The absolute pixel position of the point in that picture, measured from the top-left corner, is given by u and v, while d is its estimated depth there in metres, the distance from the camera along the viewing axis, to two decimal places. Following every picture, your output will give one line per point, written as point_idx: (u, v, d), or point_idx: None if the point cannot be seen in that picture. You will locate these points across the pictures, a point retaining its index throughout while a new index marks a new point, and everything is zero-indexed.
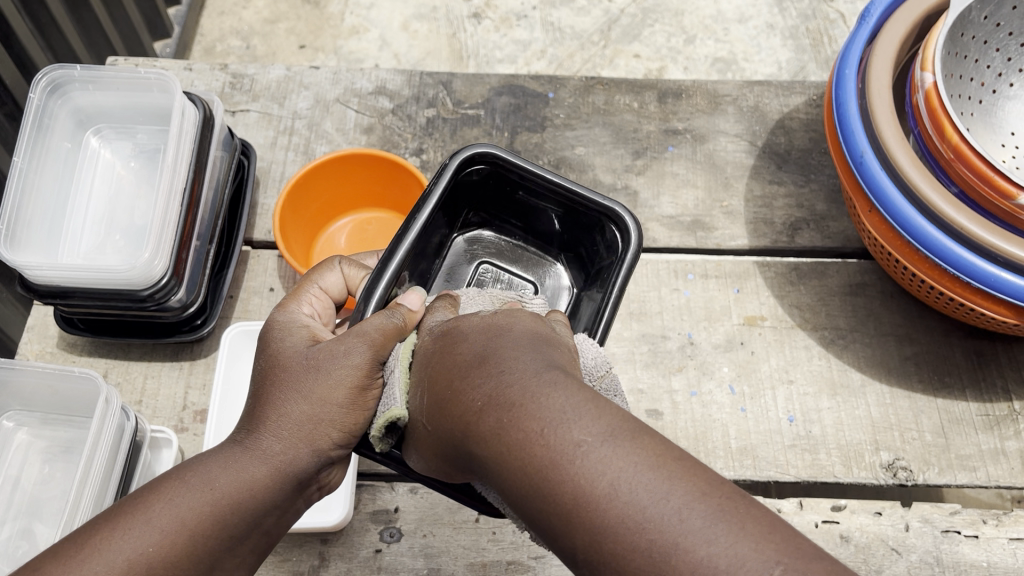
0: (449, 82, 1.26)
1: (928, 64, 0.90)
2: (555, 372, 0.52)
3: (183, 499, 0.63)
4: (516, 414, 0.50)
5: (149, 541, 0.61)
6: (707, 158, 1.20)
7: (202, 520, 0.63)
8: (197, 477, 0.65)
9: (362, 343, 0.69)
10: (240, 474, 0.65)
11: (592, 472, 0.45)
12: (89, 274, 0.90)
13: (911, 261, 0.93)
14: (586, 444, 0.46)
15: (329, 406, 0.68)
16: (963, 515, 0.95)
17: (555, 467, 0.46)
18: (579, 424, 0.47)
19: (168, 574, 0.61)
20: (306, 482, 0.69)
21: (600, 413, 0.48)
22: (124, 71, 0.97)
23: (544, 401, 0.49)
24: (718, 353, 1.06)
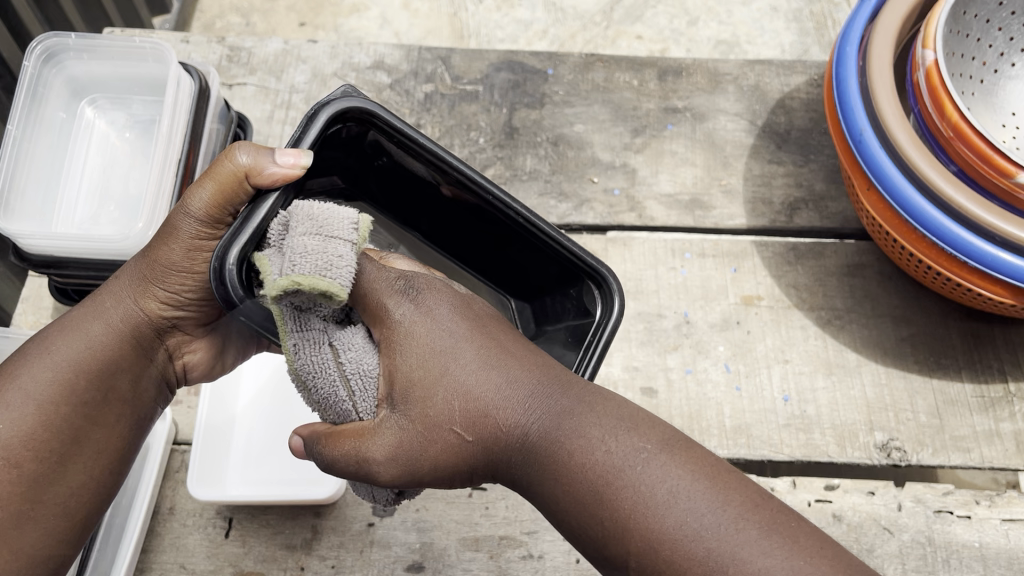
0: (449, 57, 1.25)
1: (928, 41, 0.90)
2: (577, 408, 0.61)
3: (29, 376, 0.74)
4: (554, 439, 0.60)
5: (2, 419, 0.71)
6: (706, 137, 1.19)
7: (51, 394, 0.73)
8: (38, 351, 0.75)
9: (186, 217, 0.74)
10: (85, 341, 0.76)
11: (626, 477, 0.57)
12: (83, 244, 0.89)
13: (908, 241, 0.92)
14: (630, 457, 0.58)
15: (161, 270, 0.77)
16: (955, 496, 0.96)
17: (612, 484, 0.57)
18: (616, 446, 0.59)
19: (23, 447, 0.72)
20: (140, 336, 0.80)
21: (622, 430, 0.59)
22: (119, 39, 0.96)
23: (580, 434, 0.59)
24: (714, 333, 1.06)
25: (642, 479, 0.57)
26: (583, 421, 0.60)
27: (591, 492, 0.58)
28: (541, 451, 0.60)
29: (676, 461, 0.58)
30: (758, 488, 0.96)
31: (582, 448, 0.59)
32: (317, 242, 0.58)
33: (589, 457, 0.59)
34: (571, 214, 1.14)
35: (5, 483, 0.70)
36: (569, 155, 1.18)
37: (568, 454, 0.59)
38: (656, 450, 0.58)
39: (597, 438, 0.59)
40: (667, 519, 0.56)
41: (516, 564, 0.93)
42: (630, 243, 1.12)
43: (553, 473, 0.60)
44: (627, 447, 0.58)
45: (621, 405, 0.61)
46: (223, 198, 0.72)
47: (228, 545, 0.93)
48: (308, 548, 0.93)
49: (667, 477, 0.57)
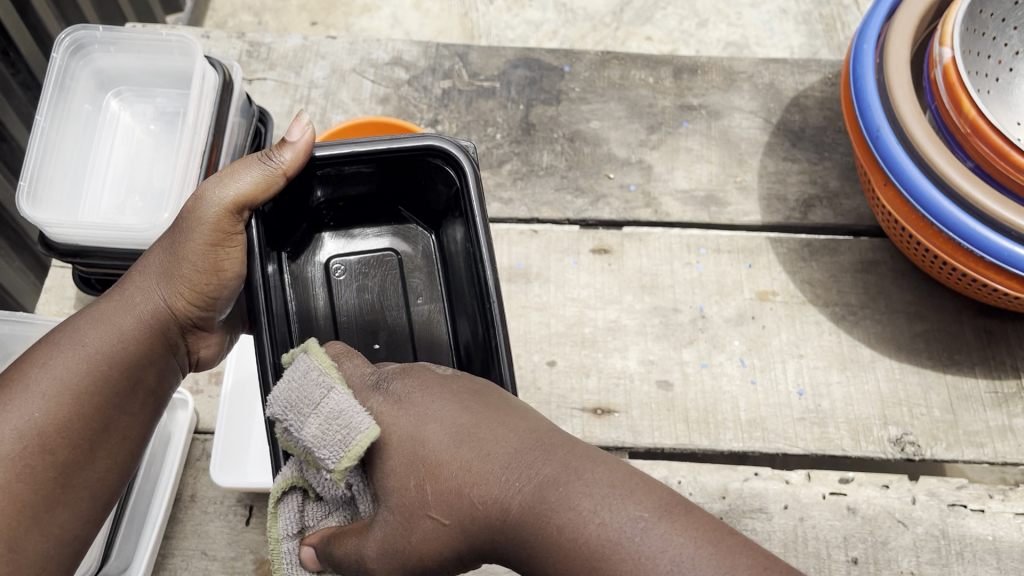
0: (466, 54, 1.26)
1: (946, 38, 0.91)
2: (546, 470, 0.60)
3: (59, 364, 0.75)
4: (534, 515, 0.59)
5: (35, 409, 0.72)
6: (721, 134, 1.20)
7: (84, 381, 0.75)
8: (71, 340, 0.77)
9: (209, 206, 0.77)
10: (113, 333, 0.78)
11: (618, 548, 0.55)
12: (110, 233, 0.91)
13: (925, 236, 0.93)
14: (610, 526, 0.56)
15: (186, 265, 0.79)
16: (969, 490, 0.96)
17: (607, 561, 0.55)
18: (605, 521, 0.56)
19: (60, 436, 0.72)
20: (165, 336, 0.81)
21: (612, 494, 0.57)
22: (145, 32, 0.97)
23: (563, 511, 0.57)
24: (730, 327, 1.07)
25: (638, 554, 0.54)
26: (562, 481, 0.58)
27: (591, 567, 0.55)
28: (517, 525, 0.59)
29: (679, 531, 0.55)
30: (773, 480, 0.97)
31: (569, 523, 0.57)
32: (319, 395, 0.64)
33: (572, 535, 0.56)
34: (587, 209, 1.15)
35: (36, 467, 0.70)
36: (585, 150, 1.19)
37: (540, 512, 0.58)
38: (641, 505, 0.56)
39: (582, 508, 0.57)
40: (636, 562, 0.54)
41: None
42: (646, 238, 1.13)
43: (539, 543, 0.58)
44: (610, 513, 0.56)
45: (590, 461, 0.60)
46: (248, 195, 0.79)
47: (249, 533, 0.94)
48: None
49: (668, 551, 0.54)
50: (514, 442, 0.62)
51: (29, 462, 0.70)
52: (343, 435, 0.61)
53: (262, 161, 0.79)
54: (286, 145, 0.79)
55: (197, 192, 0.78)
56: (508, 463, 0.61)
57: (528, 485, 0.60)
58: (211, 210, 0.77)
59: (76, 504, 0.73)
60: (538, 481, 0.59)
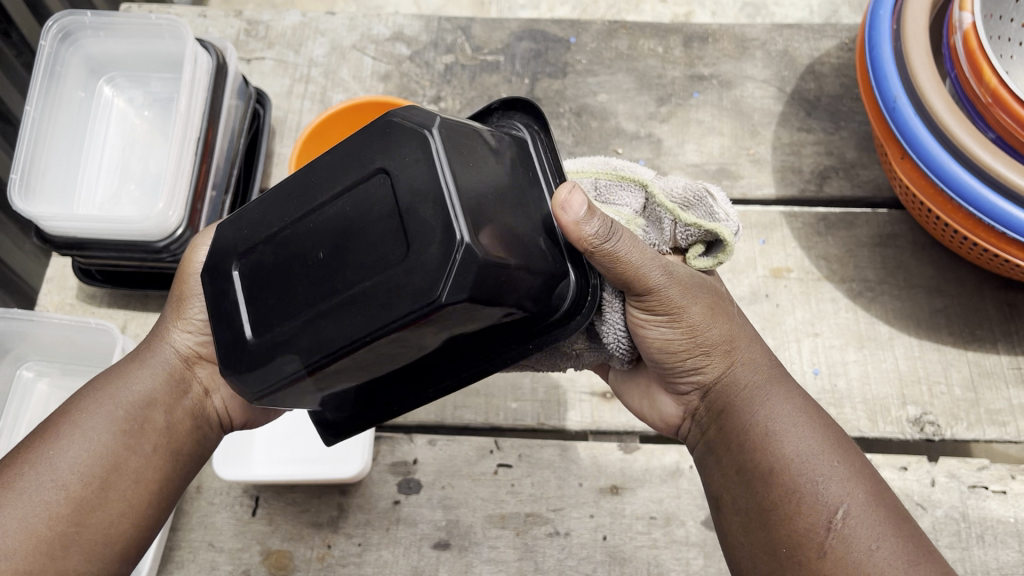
0: (468, 27, 1.22)
1: (966, 3, 0.87)
2: (770, 393, 0.69)
3: (92, 419, 0.71)
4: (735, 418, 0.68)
5: (62, 452, 0.69)
6: (733, 104, 1.16)
7: (112, 440, 0.70)
8: (99, 396, 0.73)
9: (192, 250, 0.77)
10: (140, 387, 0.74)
11: (778, 453, 0.65)
12: (104, 225, 0.89)
13: (944, 212, 0.90)
14: (801, 460, 0.65)
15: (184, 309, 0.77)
16: (991, 471, 0.94)
17: (789, 464, 0.65)
18: (799, 436, 0.66)
19: (82, 484, 0.68)
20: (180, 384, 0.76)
21: (808, 432, 0.67)
22: (134, 16, 0.95)
23: (761, 414, 0.68)
24: (742, 306, 1.04)
25: (789, 448, 0.66)
26: (791, 421, 0.67)
27: (769, 470, 0.65)
28: (750, 428, 0.67)
29: (823, 436, 0.66)
30: None
31: (771, 441, 0.66)
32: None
33: (780, 459, 0.65)
34: None
35: (53, 504, 0.67)
36: (592, 125, 1.15)
37: (750, 436, 0.67)
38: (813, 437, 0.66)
39: (783, 419, 0.67)
40: (781, 459, 0.65)
41: (544, 541, 0.92)
42: None
43: (735, 455, 0.68)
44: (802, 447, 0.65)
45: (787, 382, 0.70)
46: None
47: (256, 524, 0.94)
48: (335, 526, 0.94)
49: (798, 436, 0.66)
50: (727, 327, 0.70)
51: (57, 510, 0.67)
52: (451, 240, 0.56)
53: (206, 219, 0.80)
54: None
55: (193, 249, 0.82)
56: (756, 356, 0.71)
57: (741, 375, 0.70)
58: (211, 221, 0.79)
59: (88, 547, 0.67)
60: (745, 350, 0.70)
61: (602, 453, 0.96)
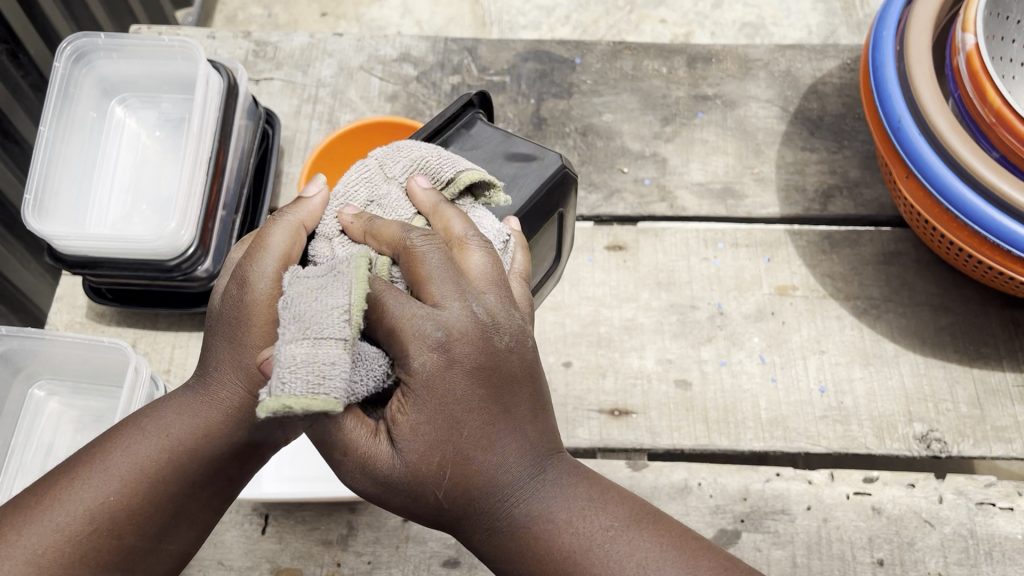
0: (474, 48, 1.24)
1: (969, 25, 0.88)
2: (503, 441, 0.64)
3: (141, 448, 0.73)
4: (490, 497, 0.65)
5: (110, 489, 0.71)
6: (737, 124, 1.17)
7: (156, 473, 0.72)
8: (154, 427, 0.74)
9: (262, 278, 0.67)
10: (197, 425, 0.74)
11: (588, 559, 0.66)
12: (116, 244, 0.90)
13: (949, 230, 0.91)
14: (560, 526, 0.67)
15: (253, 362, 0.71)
16: (998, 488, 0.94)
17: (579, 559, 0.65)
18: (572, 506, 0.68)
19: (129, 521, 0.71)
20: (247, 429, 0.76)
21: (556, 496, 0.67)
22: (148, 38, 0.96)
23: (527, 506, 0.66)
24: (748, 324, 1.04)
25: (585, 535, 0.66)
26: (551, 491, 0.67)
27: (546, 551, 0.66)
28: (499, 499, 0.65)
29: (612, 517, 0.68)
30: (796, 481, 0.95)
31: (544, 518, 0.67)
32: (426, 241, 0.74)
33: (517, 512, 0.66)
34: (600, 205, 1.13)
35: (101, 549, 0.70)
36: (598, 145, 1.16)
37: (462, 475, 0.64)
38: (614, 517, 0.68)
39: (500, 460, 0.64)
40: (557, 538, 0.66)
41: None
42: (662, 233, 1.11)
43: (478, 505, 0.65)
44: (603, 529, 0.67)
45: (510, 413, 0.65)
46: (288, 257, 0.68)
47: (265, 542, 0.94)
48: (344, 543, 0.94)
49: (566, 506, 0.67)
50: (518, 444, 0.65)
51: (96, 541, 0.70)
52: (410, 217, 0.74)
53: (277, 219, 0.69)
54: (302, 203, 0.71)
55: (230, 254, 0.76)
56: (523, 453, 0.66)
57: (502, 453, 0.64)
58: (283, 233, 0.69)
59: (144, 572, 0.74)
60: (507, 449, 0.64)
61: (611, 470, 0.96)
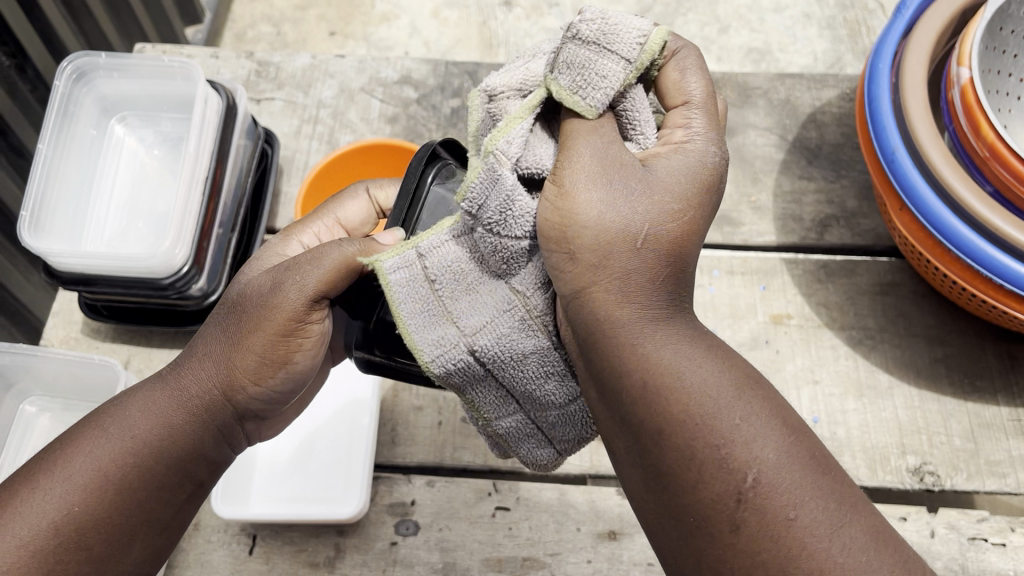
0: (475, 71, 1.24)
1: (964, 58, 0.88)
2: (691, 348, 0.56)
3: (104, 451, 0.64)
4: (652, 395, 0.54)
5: (72, 501, 0.62)
6: (735, 151, 1.18)
7: (126, 468, 0.64)
8: (114, 429, 0.65)
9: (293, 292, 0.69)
10: (159, 423, 0.66)
11: (744, 450, 0.51)
12: (111, 262, 0.90)
13: (942, 263, 0.90)
14: (735, 435, 0.51)
15: (251, 360, 0.69)
16: (990, 523, 0.93)
17: (690, 414, 0.53)
18: (700, 367, 0.55)
19: (97, 531, 0.62)
20: (228, 424, 0.70)
21: (718, 370, 0.55)
22: (149, 58, 0.97)
23: (668, 375, 0.54)
24: (743, 352, 1.04)
25: (731, 426, 0.52)
26: (689, 360, 0.55)
27: (675, 411, 0.53)
28: (648, 377, 0.54)
29: (758, 413, 0.53)
30: None
31: (671, 373, 0.54)
32: (592, 52, 0.59)
33: (693, 412, 0.52)
34: None
35: (69, 567, 0.61)
36: None
37: (637, 384, 0.55)
38: (722, 367, 0.55)
39: (677, 351, 0.56)
40: (716, 429, 0.52)
41: None
42: None
43: (655, 409, 0.54)
44: (741, 414, 0.52)
45: (713, 347, 0.57)
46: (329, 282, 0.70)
47: (252, 562, 0.94)
48: (331, 566, 0.93)
49: (758, 421, 0.52)
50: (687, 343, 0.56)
51: (62, 558, 0.61)
52: (636, 30, 0.59)
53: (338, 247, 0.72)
54: (373, 245, 0.73)
55: (297, 224, 0.83)
56: (690, 356, 0.55)
57: (694, 377, 0.54)
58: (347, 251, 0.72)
59: None
60: (712, 376, 0.54)
61: (601, 497, 0.96)
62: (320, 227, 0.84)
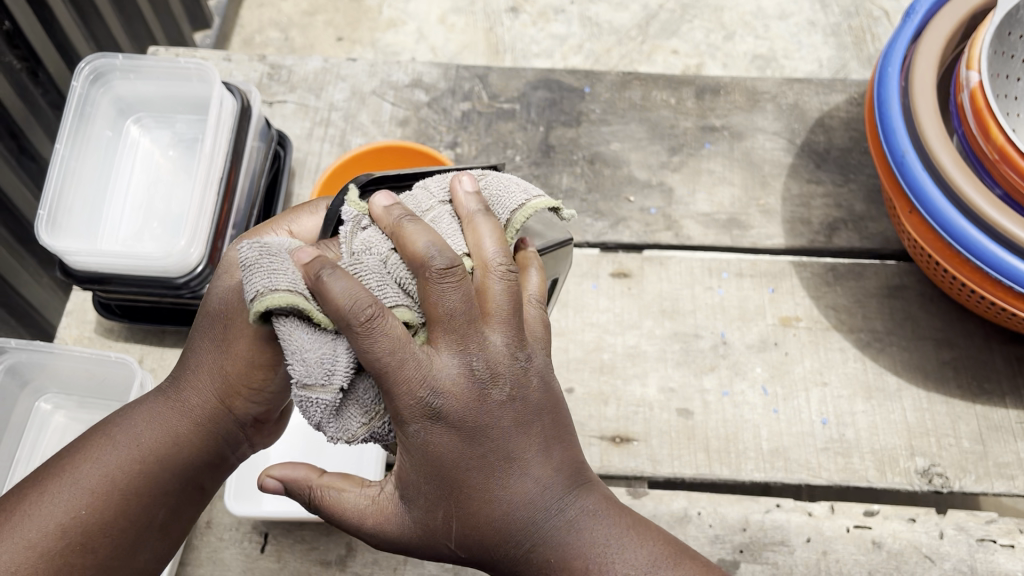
0: (485, 75, 1.25)
1: (973, 62, 0.89)
2: (596, 530, 0.66)
3: (110, 458, 0.71)
4: (563, 555, 0.65)
5: (79, 503, 0.69)
6: (744, 155, 1.18)
7: (130, 477, 0.70)
8: (125, 438, 0.72)
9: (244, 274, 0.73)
10: (167, 434, 0.72)
11: (609, 569, 0.65)
12: (127, 260, 0.91)
13: (951, 265, 0.91)
14: (606, 562, 0.65)
15: (237, 369, 0.71)
16: (999, 524, 0.94)
17: (593, 562, 0.65)
18: (628, 566, 0.65)
19: (99, 535, 0.69)
20: (229, 434, 0.74)
21: (642, 545, 0.67)
22: (164, 60, 0.98)
23: (573, 549, 0.65)
24: (752, 353, 1.05)
25: (619, 563, 0.65)
26: (591, 521, 0.66)
27: (587, 567, 0.65)
28: (541, 533, 0.65)
29: (643, 541, 0.67)
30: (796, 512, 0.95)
31: (563, 535, 0.65)
32: None
33: (578, 561, 0.65)
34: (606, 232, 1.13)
35: (74, 562, 0.68)
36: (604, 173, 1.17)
37: (528, 553, 0.65)
38: (638, 553, 0.66)
39: (584, 517, 0.66)
40: (602, 564, 0.65)
41: None
42: (667, 262, 1.11)
43: (547, 563, 0.65)
44: (646, 563, 0.66)
45: (640, 529, 0.68)
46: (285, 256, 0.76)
47: (264, 560, 0.94)
48: (343, 564, 0.94)
49: (637, 555, 0.66)
50: (588, 495, 0.67)
51: (67, 559, 0.68)
52: None
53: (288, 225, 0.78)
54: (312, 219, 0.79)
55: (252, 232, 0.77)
56: (610, 524, 0.67)
57: (627, 569, 0.65)
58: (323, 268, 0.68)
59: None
60: (647, 562, 0.66)
61: None
62: (273, 237, 0.77)
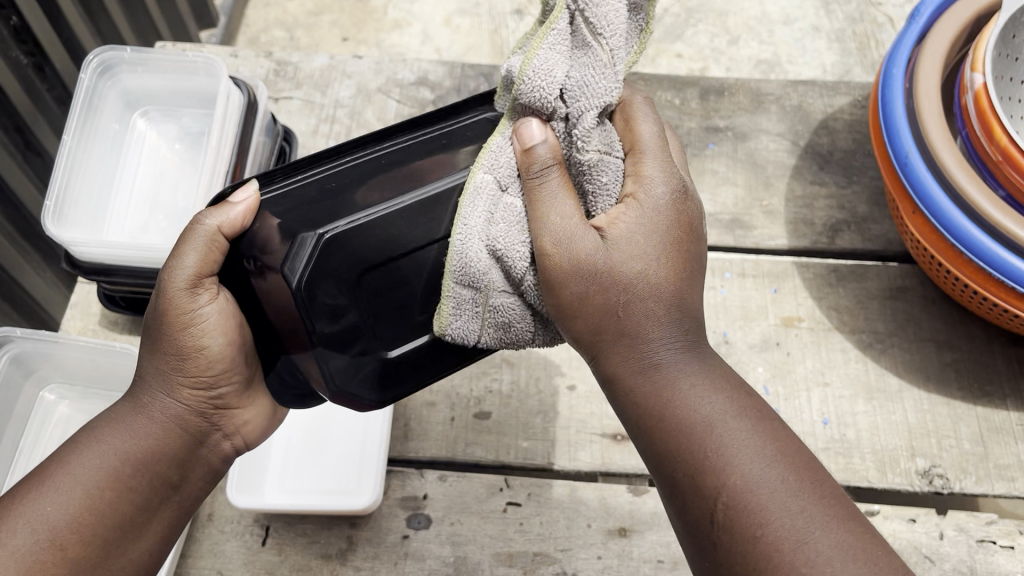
0: (491, 74, 1.26)
1: (978, 64, 0.89)
2: (725, 420, 0.67)
3: (87, 466, 0.71)
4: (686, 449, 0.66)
5: (59, 512, 0.68)
6: (748, 156, 1.19)
7: (107, 476, 0.71)
8: (96, 446, 0.73)
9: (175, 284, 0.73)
10: (137, 433, 0.74)
11: (732, 454, 0.65)
12: (131, 252, 0.92)
13: (954, 266, 0.91)
14: (726, 427, 0.67)
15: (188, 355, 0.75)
16: (999, 526, 0.94)
17: (704, 435, 0.66)
18: (716, 404, 0.68)
19: (82, 535, 0.68)
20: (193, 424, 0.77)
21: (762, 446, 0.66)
22: (172, 53, 0.99)
23: (699, 427, 0.67)
24: (754, 353, 1.05)
25: (729, 433, 0.66)
26: (698, 386, 0.69)
27: (698, 443, 0.66)
28: (651, 375, 0.70)
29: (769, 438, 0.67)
30: None
31: (711, 426, 0.67)
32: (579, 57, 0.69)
33: (699, 419, 0.67)
34: None
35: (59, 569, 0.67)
36: None
37: (668, 419, 0.68)
38: (739, 422, 0.67)
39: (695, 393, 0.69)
40: (719, 439, 0.66)
41: None
42: None
43: (681, 452, 0.67)
44: (741, 435, 0.66)
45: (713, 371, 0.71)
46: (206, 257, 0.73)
47: (265, 553, 0.94)
48: (343, 558, 0.94)
49: (757, 446, 0.66)
50: (712, 384, 0.70)
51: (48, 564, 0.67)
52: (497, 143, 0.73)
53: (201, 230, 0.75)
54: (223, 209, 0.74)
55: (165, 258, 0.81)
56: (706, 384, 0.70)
57: (707, 411, 0.68)
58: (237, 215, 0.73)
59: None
60: (717, 407, 0.68)
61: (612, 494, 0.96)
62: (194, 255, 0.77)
